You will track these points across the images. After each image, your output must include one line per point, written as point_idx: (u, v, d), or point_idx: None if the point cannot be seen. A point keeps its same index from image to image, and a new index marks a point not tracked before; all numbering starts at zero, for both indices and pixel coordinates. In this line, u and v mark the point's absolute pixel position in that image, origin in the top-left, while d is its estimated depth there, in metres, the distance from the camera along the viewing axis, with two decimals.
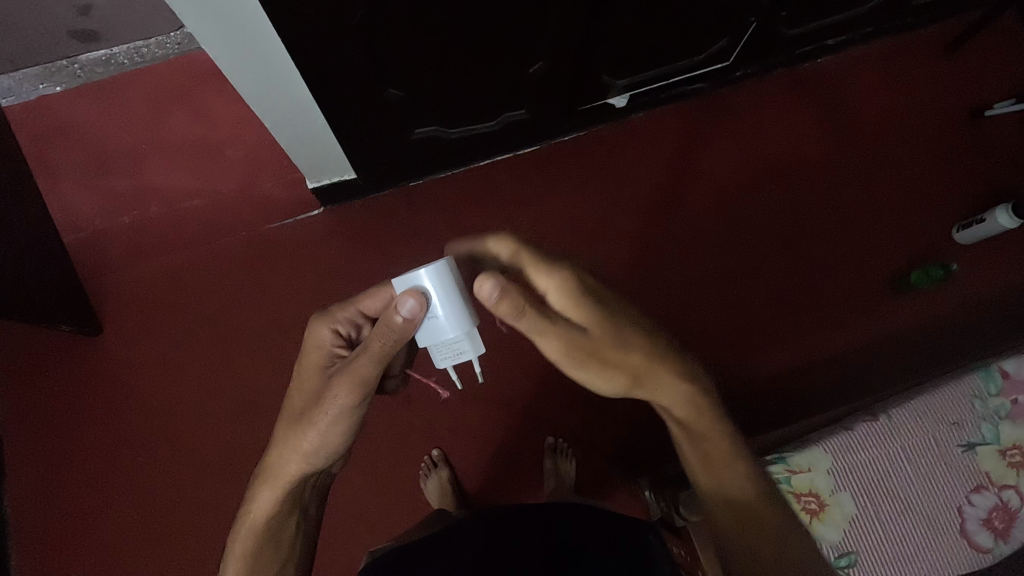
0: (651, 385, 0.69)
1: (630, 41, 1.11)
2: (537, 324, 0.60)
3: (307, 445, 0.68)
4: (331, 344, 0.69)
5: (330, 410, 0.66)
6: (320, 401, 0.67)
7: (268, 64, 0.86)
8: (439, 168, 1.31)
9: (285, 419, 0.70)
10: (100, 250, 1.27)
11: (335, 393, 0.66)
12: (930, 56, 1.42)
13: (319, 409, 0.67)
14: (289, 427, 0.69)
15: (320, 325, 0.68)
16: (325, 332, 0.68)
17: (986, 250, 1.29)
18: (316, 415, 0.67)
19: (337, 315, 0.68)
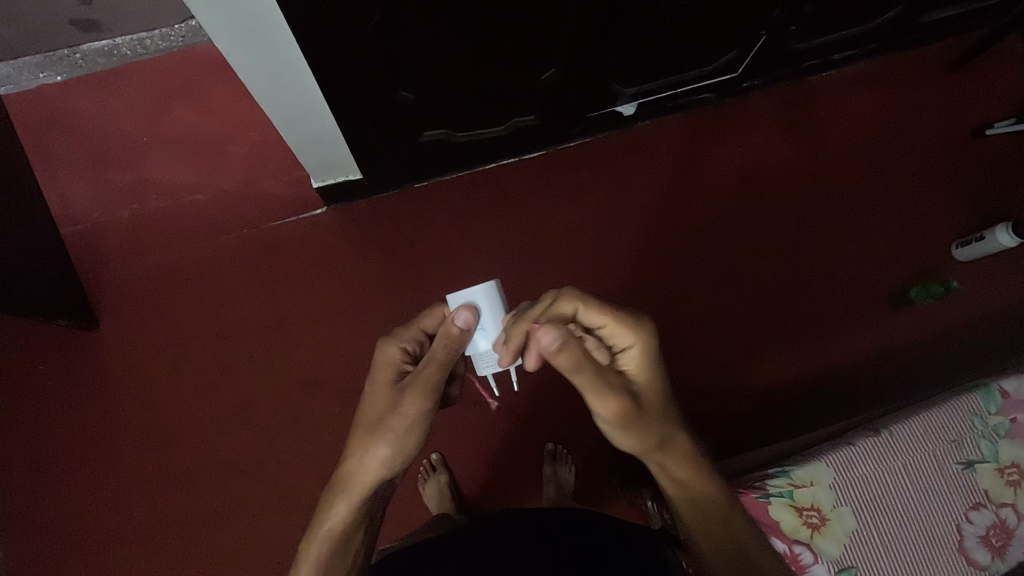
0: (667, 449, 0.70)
1: (643, 51, 1.12)
2: (588, 377, 0.62)
3: (381, 455, 0.67)
4: (399, 360, 0.69)
5: (402, 418, 0.66)
6: (392, 410, 0.67)
7: (279, 61, 0.85)
8: (446, 171, 1.31)
9: (357, 433, 0.68)
10: (97, 242, 1.25)
11: (407, 400, 0.66)
12: (935, 74, 1.44)
13: (394, 417, 0.67)
14: (362, 439, 0.67)
15: (389, 344, 0.69)
16: (393, 349, 0.69)
17: (985, 268, 1.31)
18: (391, 422, 0.66)
19: (403, 334, 0.70)
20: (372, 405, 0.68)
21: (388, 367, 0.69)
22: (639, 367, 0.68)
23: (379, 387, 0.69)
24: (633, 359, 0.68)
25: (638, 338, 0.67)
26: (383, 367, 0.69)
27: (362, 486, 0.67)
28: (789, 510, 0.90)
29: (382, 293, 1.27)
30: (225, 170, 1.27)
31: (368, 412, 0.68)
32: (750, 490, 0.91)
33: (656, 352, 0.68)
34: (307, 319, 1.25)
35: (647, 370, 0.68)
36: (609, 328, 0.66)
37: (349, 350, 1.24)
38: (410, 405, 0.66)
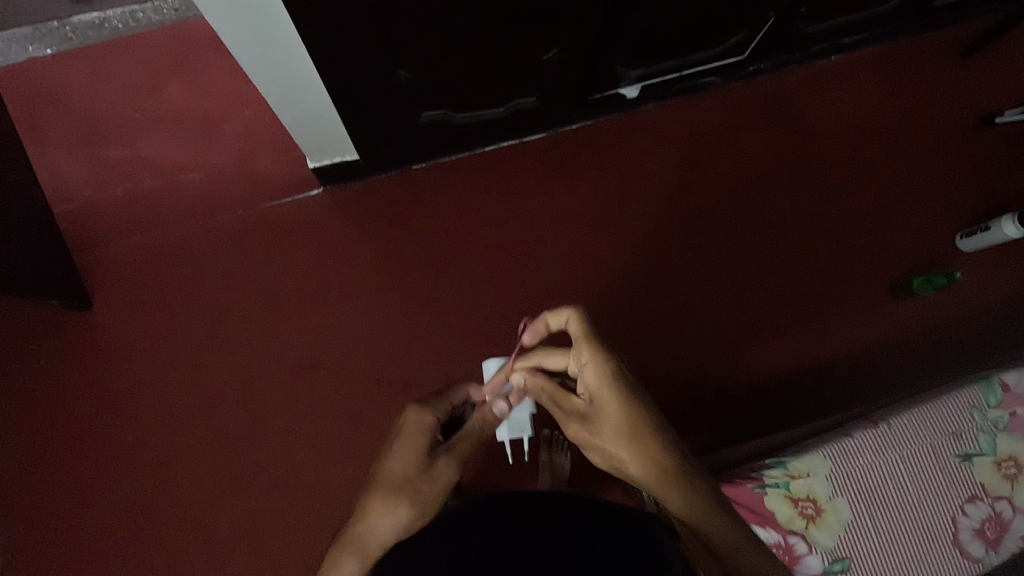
0: (649, 471, 0.68)
1: (648, 32, 1.09)
2: (551, 401, 0.77)
3: (404, 512, 0.71)
4: (432, 429, 0.79)
5: (433, 480, 0.74)
6: (424, 472, 0.74)
7: (272, 37, 0.83)
8: (444, 151, 1.28)
9: (380, 491, 0.73)
10: (91, 222, 1.24)
11: (442, 466, 0.75)
12: (946, 60, 1.41)
13: (425, 478, 0.74)
14: (387, 495, 0.72)
15: (428, 413, 0.80)
16: (429, 417, 0.79)
17: (990, 259, 1.30)
18: (421, 484, 0.73)
19: (437, 406, 0.82)
20: (404, 465, 0.75)
21: (422, 433, 0.78)
22: (593, 387, 0.71)
23: (411, 449, 0.76)
24: (585, 377, 0.72)
25: (585, 358, 0.72)
26: (417, 431, 0.78)
27: (374, 546, 0.69)
28: (785, 501, 0.90)
29: (379, 276, 1.26)
30: (221, 148, 1.26)
31: (394, 471, 0.75)
32: (746, 480, 0.91)
33: (607, 372, 0.70)
34: (303, 300, 1.24)
35: (603, 391, 0.70)
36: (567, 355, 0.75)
37: (344, 334, 1.23)
38: (441, 470, 0.75)
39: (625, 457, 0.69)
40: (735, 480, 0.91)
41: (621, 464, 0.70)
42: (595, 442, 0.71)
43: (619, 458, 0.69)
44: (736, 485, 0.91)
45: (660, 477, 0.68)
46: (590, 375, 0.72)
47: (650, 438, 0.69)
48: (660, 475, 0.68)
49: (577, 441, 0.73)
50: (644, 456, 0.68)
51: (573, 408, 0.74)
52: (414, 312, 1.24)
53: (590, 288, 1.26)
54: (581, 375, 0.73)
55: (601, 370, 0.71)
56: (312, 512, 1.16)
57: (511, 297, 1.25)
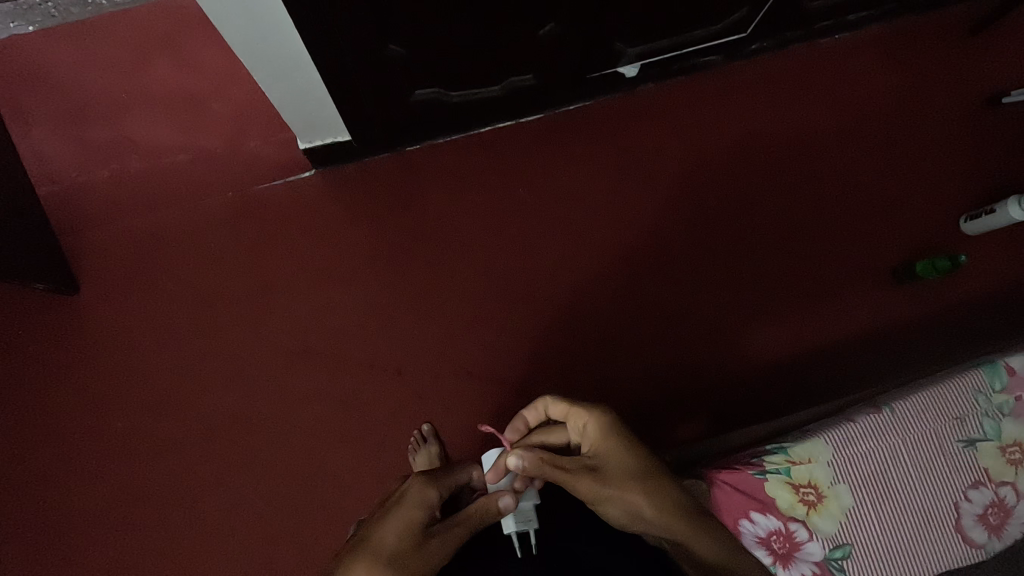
0: (670, 515, 0.69)
1: (650, 7, 1.05)
2: (554, 470, 0.74)
3: None
4: (433, 504, 0.72)
5: (421, 561, 0.65)
6: (415, 548, 0.65)
7: (257, 10, 0.79)
8: (439, 132, 1.25)
9: (364, 558, 0.63)
10: (76, 204, 1.20)
11: (433, 548, 0.67)
12: (951, 39, 1.37)
13: (418, 553, 0.65)
14: (369, 564, 0.62)
15: (431, 487, 0.73)
16: (433, 490, 0.73)
17: (994, 242, 1.27)
18: (409, 560, 0.64)
19: (442, 481, 0.76)
20: (393, 533, 0.66)
21: (423, 505, 0.71)
22: (600, 441, 0.76)
23: (409, 516, 0.68)
24: (591, 434, 0.76)
25: (590, 413, 0.77)
26: (418, 501, 0.71)
27: None
28: (786, 487, 0.89)
29: (372, 260, 1.23)
30: (209, 129, 1.23)
31: (385, 537, 0.66)
32: (747, 466, 0.89)
33: (613, 424, 0.76)
34: (294, 284, 1.21)
35: (610, 441, 0.75)
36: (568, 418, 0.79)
37: (337, 319, 1.21)
38: (431, 552, 0.66)
39: (641, 503, 0.70)
40: (735, 466, 0.90)
41: (639, 512, 0.70)
42: (610, 491, 0.71)
43: (637, 506, 0.70)
44: (736, 471, 0.90)
45: (681, 518, 0.69)
46: (594, 428, 0.76)
47: (662, 481, 0.72)
48: (681, 517, 0.69)
49: (587, 497, 0.72)
50: (662, 499, 0.70)
51: (578, 466, 0.74)
52: (407, 297, 1.21)
53: (587, 272, 1.23)
54: (585, 435, 0.77)
55: (605, 423, 0.76)
56: (304, 499, 1.14)
57: (507, 282, 1.22)
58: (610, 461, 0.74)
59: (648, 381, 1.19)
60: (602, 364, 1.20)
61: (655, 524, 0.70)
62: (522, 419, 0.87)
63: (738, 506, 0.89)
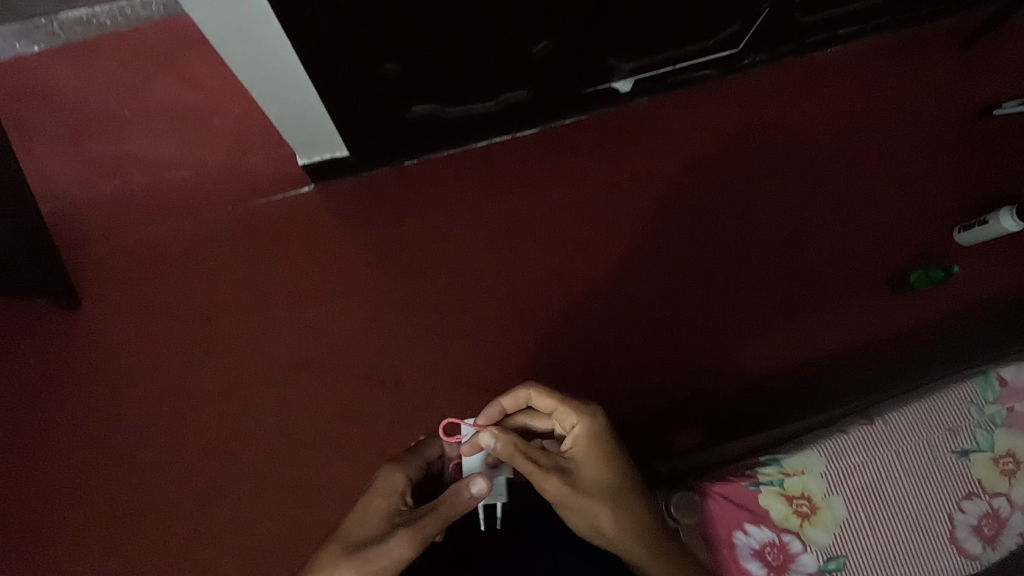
0: (631, 535, 0.76)
1: (642, 23, 1.07)
2: (528, 462, 0.74)
3: None
4: (399, 491, 0.75)
5: (383, 553, 0.68)
6: (377, 539, 0.70)
7: (254, 30, 0.81)
8: (437, 146, 1.27)
9: (333, 552, 0.70)
10: (78, 220, 1.22)
11: (395, 540, 0.68)
12: (942, 51, 1.39)
13: (379, 544, 0.69)
14: (335, 556, 0.70)
15: (397, 474, 0.76)
16: (398, 476, 0.75)
17: (987, 252, 1.28)
18: (369, 552, 0.69)
19: (411, 462, 0.78)
20: (359, 526, 0.72)
21: (387, 495, 0.74)
22: (584, 447, 0.76)
23: (372, 509, 0.73)
24: (577, 438, 0.77)
25: (583, 417, 0.76)
26: (382, 492, 0.74)
27: None
28: (780, 499, 0.89)
29: (369, 273, 1.24)
30: (209, 144, 1.24)
31: (352, 531, 0.72)
32: (741, 477, 0.90)
33: (602, 431, 0.77)
34: (293, 297, 1.23)
35: (593, 451, 0.76)
36: (557, 413, 0.78)
37: (335, 331, 1.22)
38: (394, 544, 0.68)
39: (607, 519, 0.75)
40: (730, 477, 0.91)
41: (602, 526, 0.75)
42: (580, 500, 0.74)
43: (602, 521, 0.75)
44: (731, 482, 0.90)
45: (638, 541, 0.76)
46: (582, 433, 0.76)
47: (631, 500, 0.76)
48: (639, 538, 0.76)
49: (556, 498, 0.74)
50: (628, 519, 0.75)
51: (552, 464, 0.75)
52: (405, 310, 1.23)
53: (583, 284, 1.24)
54: (571, 437, 0.77)
55: (594, 429, 0.76)
56: (303, 512, 1.14)
57: (504, 294, 1.24)
58: (588, 471, 0.76)
59: (644, 392, 1.20)
60: (599, 375, 1.20)
61: (612, 538, 0.75)
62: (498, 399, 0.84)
63: (732, 520, 0.89)
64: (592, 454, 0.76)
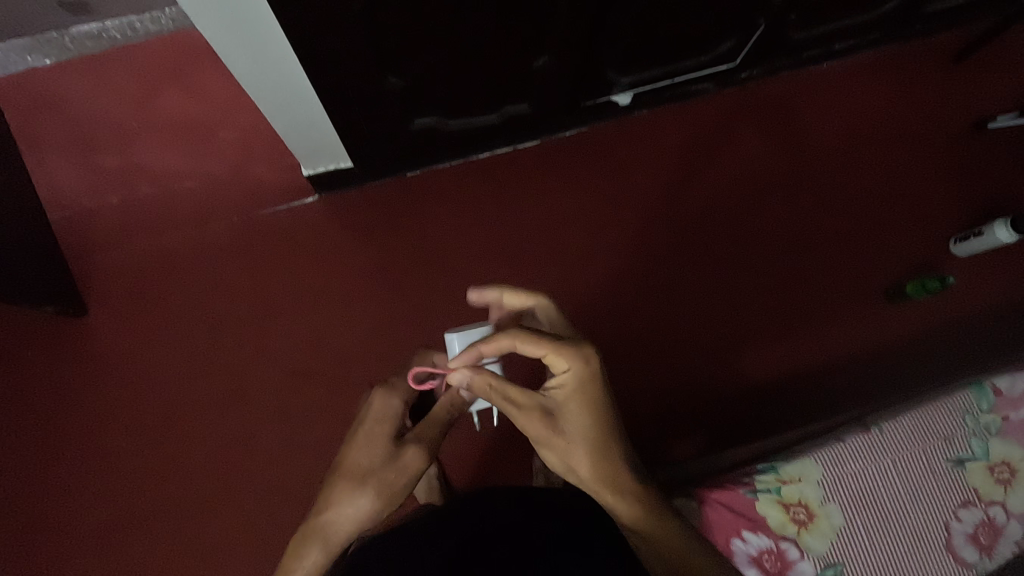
0: (609, 482, 0.70)
1: (640, 38, 1.10)
2: (502, 399, 0.69)
3: (364, 507, 0.65)
4: (398, 414, 0.69)
5: (401, 471, 0.67)
6: (391, 463, 0.67)
7: (262, 45, 0.84)
8: (439, 158, 1.29)
9: (341, 483, 0.66)
10: (86, 230, 1.24)
11: (410, 455, 0.67)
12: (937, 66, 1.41)
13: (391, 467, 0.67)
14: (346, 488, 0.66)
15: (393, 398, 0.70)
16: (395, 400, 0.69)
17: (982, 263, 1.30)
18: (386, 475, 0.66)
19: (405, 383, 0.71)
20: (364, 455, 0.67)
21: (386, 421, 0.69)
22: (570, 394, 0.67)
23: (373, 435, 0.68)
24: (563, 385, 0.67)
25: (572, 364, 0.65)
26: (381, 417, 0.69)
27: (337, 538, 0.65)
28: (777, 506, 0.90)
29: (372, 282, 1.26)
30: (215, 156, 1.26)
31: (356, 458, 0.67)
32: (738, 484, 0.91)
33: (594, 379, 0.66)
34: (297, 306, 1.24)
35: (580, 399, 0.67)
36: (546, 358, 0.66)
37: (338, 340, 1.23)
38: (410, 460, 0.67)
39: (583, 465, 0.69)
40: (727, 485, 0.92)
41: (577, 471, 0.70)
42: (554, 443, 0.68)
43: (576, 466, 0.69)
44: (728, 489, 0.91)
45: (615, 488, 0.70)
46: (571, 382, 0.66)
47: (613, 449, 0.69)
48: (616, 486, 0.70)
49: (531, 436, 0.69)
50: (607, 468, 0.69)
51: (531, 404, 0.68)
52: (407, 318, 1.24)
53: (583, 293, 1.26)
54: (559, 381, 0.67)
55: (583, 379, 0.66)
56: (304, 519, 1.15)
57: None
58: (569, 419, 0.68)
59: (644, 399, 1.21)
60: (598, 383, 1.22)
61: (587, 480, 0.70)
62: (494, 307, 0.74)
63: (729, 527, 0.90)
64: (577, 403, 0.67)
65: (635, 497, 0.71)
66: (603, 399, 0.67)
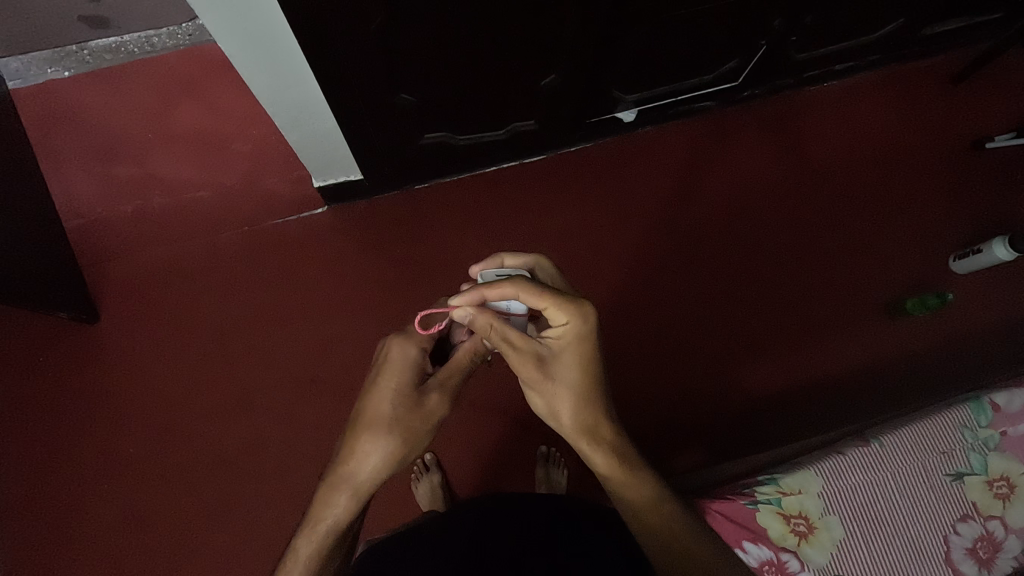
0: (594, 437, 0.69)
1: (644, 58, 1.13)
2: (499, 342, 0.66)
3: (390, 454, 0.65)
4: (418, 361, 0.68)
5: (424, 418, 0.67)
6: (415, 411, 0.66)
7: (280, 63, 0.87)
8: (447, 172, 1.32)
9: (364, 431, 0.65)
10: (100, 239, 1.26)
11: (433, 403, 0.67)
12: (935, 87, 1.45)
13: (416, 413, 0.66)
14: (369, 438, 0.65)
15: (411, 346, 0.67)
16: (416, 347, 0.67)
17: (981, 280, 1.32)
18: (410, 423, 0.66)
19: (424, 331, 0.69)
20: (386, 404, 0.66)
21: (406, 368, 0.67)
22: (566, 346, 0.66)
23: (394, 383, 0.67)
24: (561, 338, 0.65)
25: (571, 318, 0.64)
26: (402, 365, 0.67)
27: (364, 485, 0.65)
28: (777, 518, 0.91)
29: (380, 293, 1.28)
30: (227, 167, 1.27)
31: (378, 406, 0.66)
32: (738, 496, 0.92)
33: (590, 333, 0.65)
34: (306, 316, 1.27)
35: (576, 353, 0.66)
36: (546, 309, 0.64)
37: (345, 350, 1.25)
38: (433, 407, 0.67)
39: (568, 415, 0.68)
40: (727, 497, 0.92)
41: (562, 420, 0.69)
42: (543, 389, 0.67)
43: (562, 413, 0.68)
44: (728, 501, 0.92)
45: (599, 443, 0.69)
46: (568, 335, 0.65)
47: (601, 405, 0.68)
48: (600, 441, 0.69)
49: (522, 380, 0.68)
50: (593, 423, 0.68)
51: (527, 351, 0.66)
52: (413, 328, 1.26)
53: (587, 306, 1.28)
54: (556, 333, 0.65)
55: (582, 335, 0.65)
56: None
57: None
58: (563, 371, 0.66)
59: (646, 411, 1.22)
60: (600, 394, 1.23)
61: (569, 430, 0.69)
62: (501, 257, 0.72)
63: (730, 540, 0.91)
64: (572, 357, 0.66)
65: (617, 454, 0.70)
66: (597, 355, 0.67)
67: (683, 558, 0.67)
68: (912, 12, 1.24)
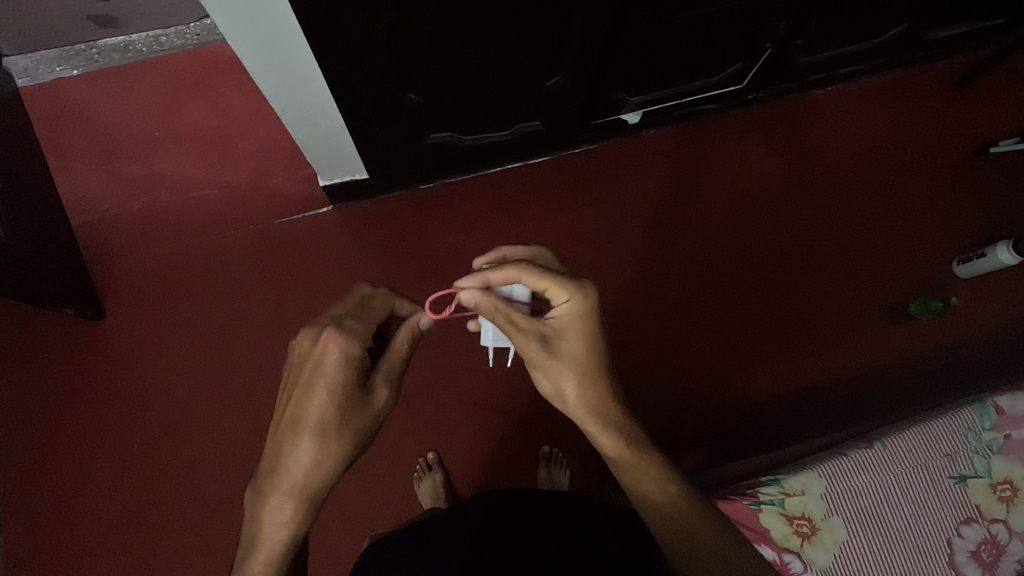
0: (598, 415, 0.69)
1: (650, 59, 1.13)
2: (505, 323, 0.67)
3: (341, 453, 0.64)
4: (358, 358, 0.64)
5: (372, 412, 0.66)
6: (363, 406, 0.65)
7: (289, 62, 0.88)
8: (451, 172, 1.32)
9: (310, 437, 0.63)
10: (106, 237, 1.27)
11: (380, 395, 0.66)
12: (938, 91, 1.45)
13: (362, 412, 0.65)
14: (317, 441, 0.63)
15: (352, 346, 0.63)
16: (354, 347, 0.64)
17: (984, 285, 1.32)
18: (360, 418, 0.65)
19: (361, 325, 0.66)
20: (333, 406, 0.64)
21: (349, 367, 0.64)
22: (568, 325, 0.67)
23: (334, 386, 0.63)
24: (563, 317, 0.67)
25: (573, 296, 0.65)
26: (341, 367, 0.63)
27: (317, 488, 0.64)
28: (781, 519, 0.91)
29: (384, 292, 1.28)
30: (229, 164, 1.23)
31: (317, 412, 0.63)
32: (742, 496, 0.92)
33: (591, 311, 0.66)
34: (311, 314, 1.27)
35: (578, 330, 0.67)
36: (550, 290, 0.66)
37: None
38: (380, 399, 0.66)
39: (574, 392, 0.69)
40: (732, 497, 0.92)
41: (567, 399, 0.69)
42: (549, 368, 0.68)
43: (566, 390, 0.69)
44: (733, 502, 0.92)
45: (603, 420, 0.70)
46: (571, 313, 0.66)
47: (603, 383, 0.69)
48: (606, 418, 0.69)
49: (528, 361, 0.68)
50: (597, 400, 0.69)
51: (531, 331, 0.67)
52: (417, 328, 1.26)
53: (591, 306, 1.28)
54: (559, 312, 0.67)
55: (585, 312, 0.66)
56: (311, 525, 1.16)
57: None
58: (567, 349, 0.68)
59: (648, 412, 1.23)
60: None
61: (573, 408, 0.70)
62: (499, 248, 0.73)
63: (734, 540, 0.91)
64: (575, 336, 0.67)
65: (625, 435, 0.70)
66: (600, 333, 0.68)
67: (696, 542, 0.65)
68: (916, 16, 1.25)
